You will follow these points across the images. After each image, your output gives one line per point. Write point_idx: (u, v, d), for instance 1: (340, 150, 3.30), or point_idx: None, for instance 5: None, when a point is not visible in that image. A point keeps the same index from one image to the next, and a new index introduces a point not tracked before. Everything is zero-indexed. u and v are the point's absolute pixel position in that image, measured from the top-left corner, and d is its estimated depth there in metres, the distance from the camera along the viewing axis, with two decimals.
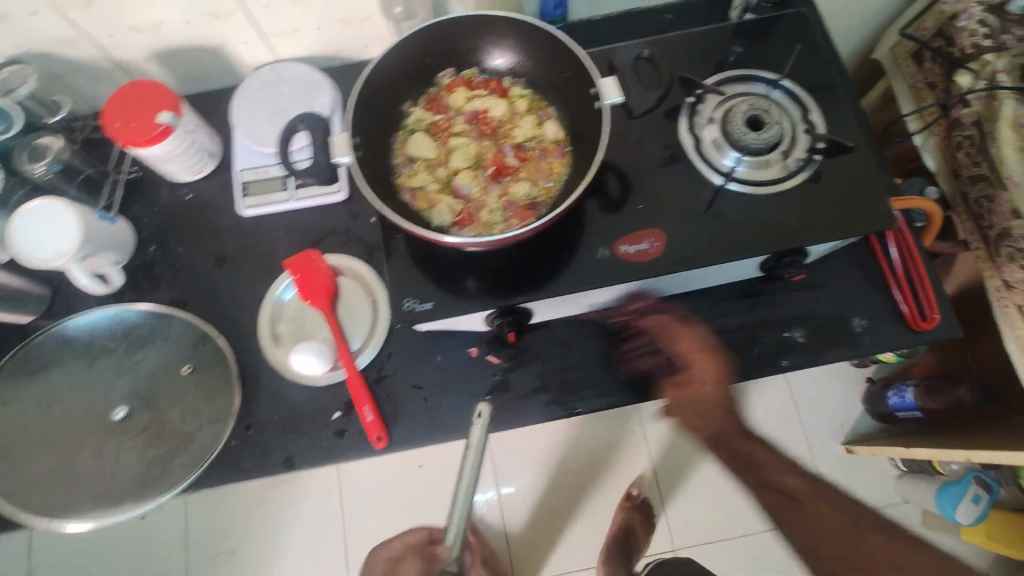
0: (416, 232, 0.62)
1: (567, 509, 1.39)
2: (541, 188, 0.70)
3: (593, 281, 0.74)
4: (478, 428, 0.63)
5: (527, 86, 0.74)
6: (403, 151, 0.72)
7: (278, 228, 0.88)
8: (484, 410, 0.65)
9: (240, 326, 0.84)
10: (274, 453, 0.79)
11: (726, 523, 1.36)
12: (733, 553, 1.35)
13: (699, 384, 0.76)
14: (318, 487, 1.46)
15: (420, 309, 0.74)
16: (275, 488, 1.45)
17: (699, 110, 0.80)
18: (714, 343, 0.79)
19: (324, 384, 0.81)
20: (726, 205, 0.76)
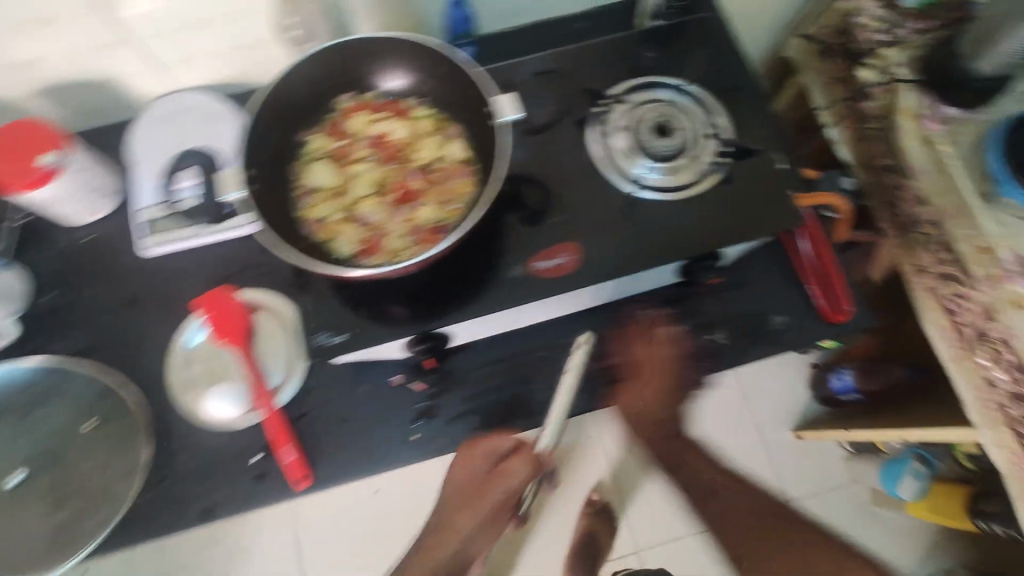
0: (312, 266, 0.59)
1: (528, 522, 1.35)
2: (448, 210, 0.68)
3: (509, 300, 0.72)
4: (580, 351, 0.74)
5: (430, 105, 0.71)
6: (303, 181, 0.69)
7: (184, 266, 0.83)
8: (587, 339, 0.76)
9: (148, 373, 0.79)
10: (190, 506, 0.74)
11: (688, 520, 1.35)
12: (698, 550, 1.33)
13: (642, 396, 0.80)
14: (270, 525, 1.39)
15: (335, 342, 0.71)
16: (224, 530, 1.38)
17: (608, 119, 0.80)
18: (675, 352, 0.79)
19: (242, 427, 0.77)
20: (641, 214, 0.76)
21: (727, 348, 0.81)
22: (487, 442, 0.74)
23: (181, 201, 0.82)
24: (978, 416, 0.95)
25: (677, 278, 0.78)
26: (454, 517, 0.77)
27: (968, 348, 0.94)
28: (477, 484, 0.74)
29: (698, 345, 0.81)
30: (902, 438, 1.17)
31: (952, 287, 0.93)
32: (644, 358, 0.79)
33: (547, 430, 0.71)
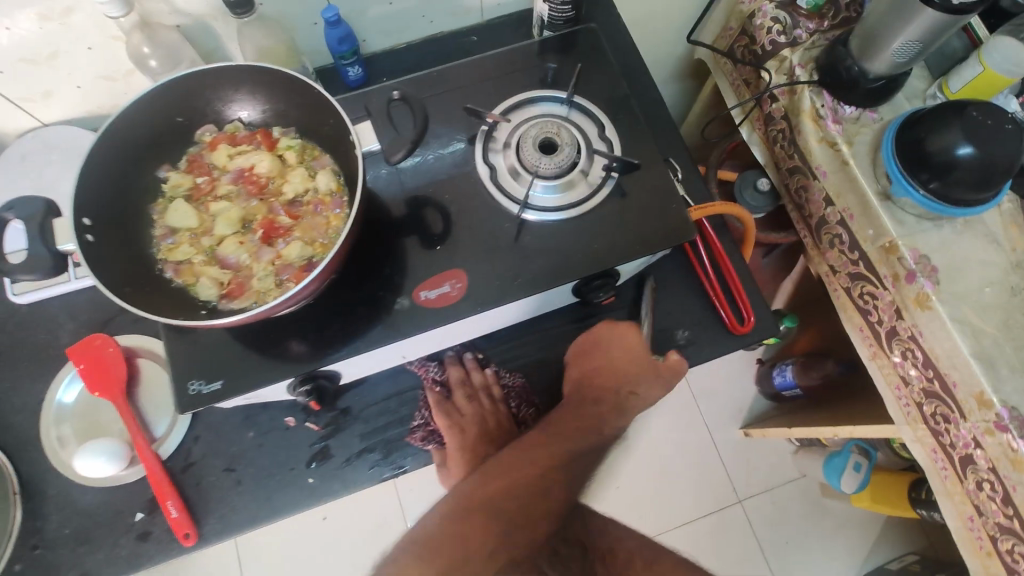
0: (158, 319, 0.55)
1: None
2: (318, 246, 0.65)
3: (391, 334, 0.69)
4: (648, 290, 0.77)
5: (297, 135, 0.68)
6: (162, 222, 0.66)
7: (59, 313, 0.79)
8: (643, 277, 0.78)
9: (19, 432, 0.74)
10: (67, 572, 0.70)
11: None
12: None
13: (483, 419, 0.77)
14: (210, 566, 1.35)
15: (208, 390, 0.67)
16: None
17: (493, 137, 0.76)
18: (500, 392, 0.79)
19: (123, 484, 0.72)
20: (531, 235, 0.73)
21: None
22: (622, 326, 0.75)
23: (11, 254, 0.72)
24: (897, 414, 0.94)
25: (573, 299, 0.77)
26: (631, 378, 0.75)
27: (882, 347, 0.92)
28: (630, 363, 0.74)
29: None
30: (835, 433, 1.17)
31: (864, 287, 0.90)
32: (464, 412, 0.77)
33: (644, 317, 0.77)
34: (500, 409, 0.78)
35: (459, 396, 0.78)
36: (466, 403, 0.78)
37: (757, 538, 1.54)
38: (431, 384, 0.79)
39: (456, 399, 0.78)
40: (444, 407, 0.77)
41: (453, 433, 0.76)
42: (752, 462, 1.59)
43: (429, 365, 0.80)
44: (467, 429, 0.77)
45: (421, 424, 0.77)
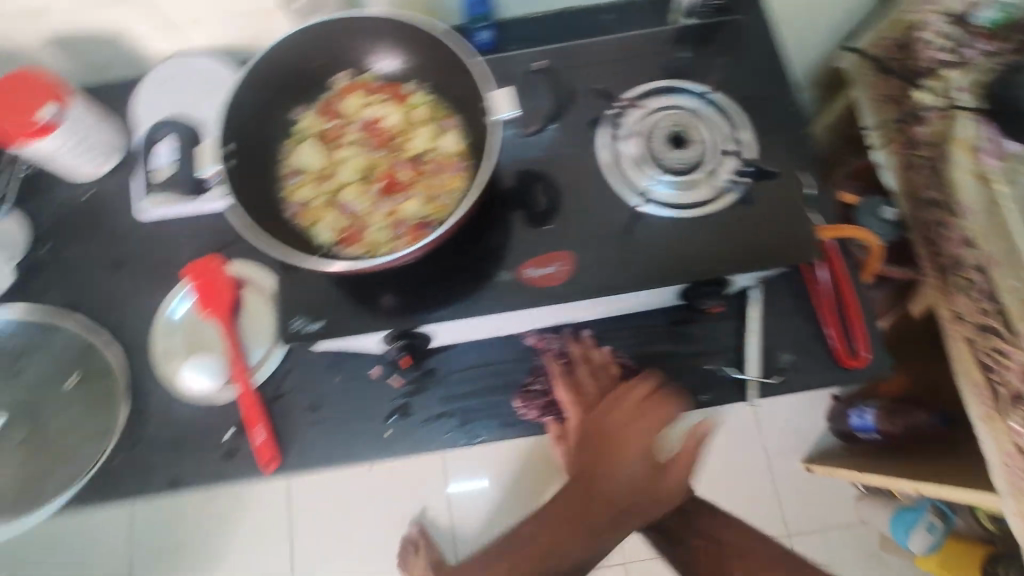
0: (276, 253, 0.57)
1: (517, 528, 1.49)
2: (435, 206, 0.65)
3: (490, 306, 0.69)
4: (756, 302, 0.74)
5: (429, 92, 0.68)
6: (290, 160, 0.67)
7: (180, 232, 0.83)
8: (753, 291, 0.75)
9: (132, 336, 0.79)
10: (159, 473, 0.75)
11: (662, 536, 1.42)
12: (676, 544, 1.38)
13: (597, 395, 0.75)
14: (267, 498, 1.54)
15: (309, 329, 0.70)
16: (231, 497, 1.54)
17: (621, 122, 0.74)
18: (619, 373, 0.76)
19: (217, 402, 0.76)
20: (645, 228, 0.71)
21: (726, 381, 0.75)
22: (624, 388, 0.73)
23: (157, 170, 0.82)
24: (1004, 484, 0.87)
25: (680, 301, 0.73)
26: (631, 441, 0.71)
27: (1000, 410, 0.85)
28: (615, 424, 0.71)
29: (695, 375, 0.75)
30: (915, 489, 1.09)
31: (990, 341, 0.83)
32: (588, 389, 0.75)
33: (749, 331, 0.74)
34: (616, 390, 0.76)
35: (581, 372, 0.76)
36: (589, 380, 0.75)
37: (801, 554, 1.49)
38: (546, 351, 0.78)
39: (579, 376, 0.75)
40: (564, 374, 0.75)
41: (573, 407, 0.74)
42: (810, 498, 1.52)
43: (552, 339, 0.78)
44: (590, 408, 0.74)
45: (537, 388, 0.77)
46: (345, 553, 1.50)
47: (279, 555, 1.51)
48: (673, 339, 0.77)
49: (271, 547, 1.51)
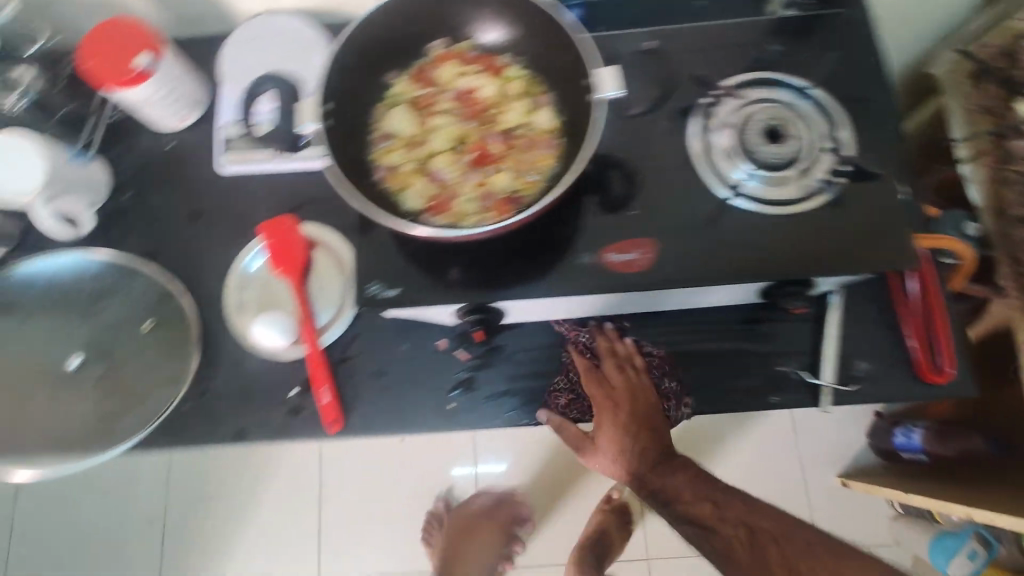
0: (365, 212, 0.56)
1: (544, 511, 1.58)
2: (524, 182, 0.64)
3: (568, 287, 0.68)
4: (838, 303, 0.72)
5: (525, 65, 0.67)
6: (382, 125, 0.66)
7: (258, 190, 0.84)
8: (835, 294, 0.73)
9: (206, 287, 0.81)
10: (227, 423, 0.77)
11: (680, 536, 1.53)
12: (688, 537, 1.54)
13: (616, 378, 0.77)
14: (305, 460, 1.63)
15: (383, 295, 0.69)
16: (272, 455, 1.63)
17: (714, 112, 0.72)
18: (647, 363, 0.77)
19: (285, 358, 0.77)
20: (732, 222, 0.69)
21: (800, 384, 0.73)
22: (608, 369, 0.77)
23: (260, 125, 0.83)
24: None
25: (759, 299, 0.72)
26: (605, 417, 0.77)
27: None
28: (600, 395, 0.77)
29: (765, 376, 0.74)
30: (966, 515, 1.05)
31: None
32: (616, 384, 0.77)
33: (828, 335, 0.72)
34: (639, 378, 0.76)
35: (608, 367, 0.77)
36: (615, 373, 0.76)
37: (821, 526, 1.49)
38: (570, 344, 0.78)
39: (608, 371, 0.77)
40: (588, 371, 0.77)
41: (602, 405, 0.77)
42: (843, 513, 1.51)
43: (582, 330, 0.78)
44: (619, 406, 0.77)
45: (563, 385, 0.77)
46: (376, 518, 1.59)
47: (313, 513, 1.60)
48: (744, 338, 0.75)
49: (306, 504, 1.60)
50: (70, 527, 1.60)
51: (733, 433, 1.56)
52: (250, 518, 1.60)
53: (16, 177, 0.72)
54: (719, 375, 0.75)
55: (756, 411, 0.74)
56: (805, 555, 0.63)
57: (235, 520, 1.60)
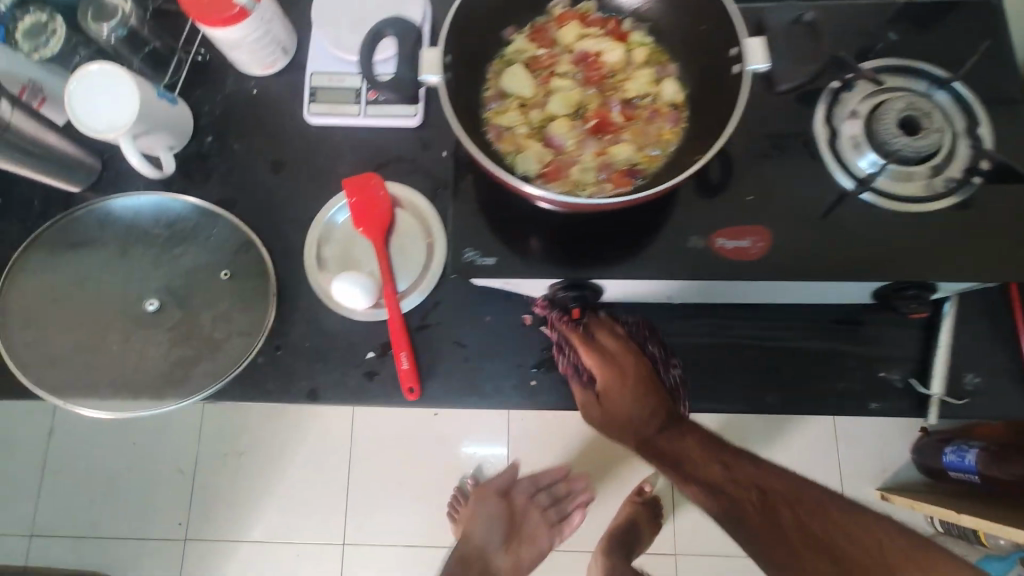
0: (483, 161, 0.53)
1: None
2: (645, 155, 0.60)
3: (675, 271, 0.65)
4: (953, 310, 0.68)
5: (649, 32, 0.63)
6: (496, 83, 0.62)
7: (343, 144, 0.81)
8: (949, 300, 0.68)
9: (285, 241, 0.78)
10: (300, 381, 0.75)
11: (710, 535, 1.51)
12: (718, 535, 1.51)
13: (609, 345, 0.71)
14: (336, 426, 1.62)
15: (481, 263, 0.67)
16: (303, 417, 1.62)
17: (843, 99, 0.67)
18: (635, 336, 0.73)
19: (364, 320, 0.75)
20: (854, 215, 0.65)
21: (900, 391, 0.70)
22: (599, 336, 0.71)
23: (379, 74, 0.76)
24: None
25: (870, 300, 0.69)
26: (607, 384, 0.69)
27: None
28: (603, 362, 0.70)
29: (865, 380, 0.71)
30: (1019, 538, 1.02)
31: None
32: (612, 352, 0.71)
33: (936, 343, 0.69)
34: (630, 347, 0.71)
35: (602, 338, 0.72)
36: (610, 340, 0.71)
37: None
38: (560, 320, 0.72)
39: (601, 340, 0.71)
40: (585, 342, 0.71)
41: (604, 374, 0.69)
42: None
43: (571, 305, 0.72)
44: (621, 371, 0.69)
45: (564, 362, 0.73)
46: (403, 489, 1.58)
47: (340, 478, 1.59)
48: (843, 338, 0.72)
49: (335, 469, 1.59)
50: (101, 472, 1.60)
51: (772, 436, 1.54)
52: (277, 478, 1.59)
53: (107, 109, 0.69)
54: (815, 376, 0.72)
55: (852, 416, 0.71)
56: (821, 517, 0.59)
57: (263, 480, 1.59)
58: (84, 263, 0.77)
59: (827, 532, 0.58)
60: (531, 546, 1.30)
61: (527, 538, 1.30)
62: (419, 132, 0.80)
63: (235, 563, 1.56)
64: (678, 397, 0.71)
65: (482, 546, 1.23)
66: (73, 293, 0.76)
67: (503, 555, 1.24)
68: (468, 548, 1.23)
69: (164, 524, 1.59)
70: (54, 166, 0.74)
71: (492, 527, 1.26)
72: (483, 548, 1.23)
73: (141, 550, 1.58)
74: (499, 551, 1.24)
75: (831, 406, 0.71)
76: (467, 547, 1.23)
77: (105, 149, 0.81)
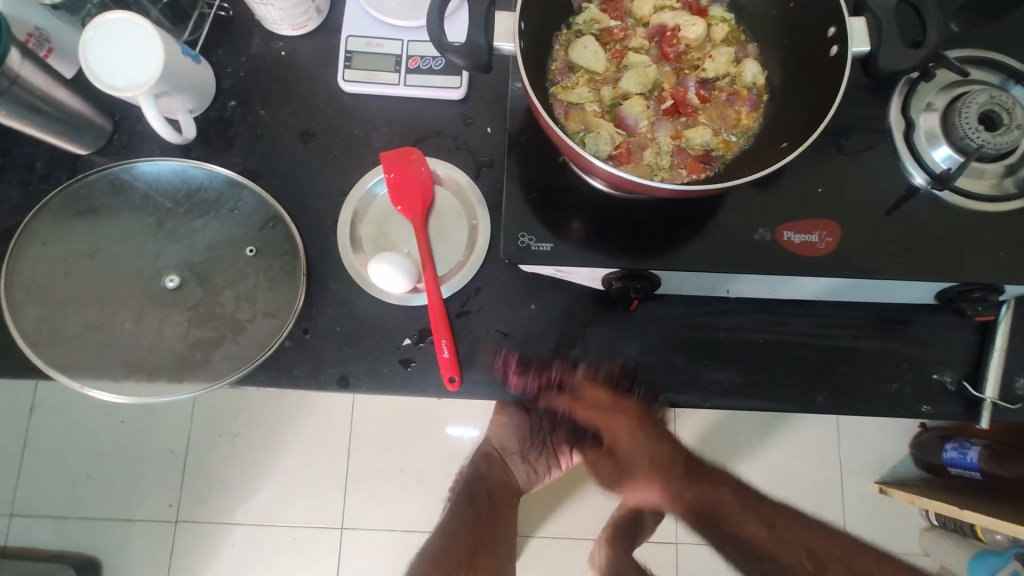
0: (564, 143, 0.49)
1: (571, 487, 1.50)
2: (722, 140, 0.57)
3: (741, 264, 0.62)
4: (1012, 310, 0.66)
5: (729, 9, 0.60)
6: (564, 55, 0.58)
7: (379, 114, 0.75)
8: (1008, 300, 0.66)
9: (315, 216, 0.73)
10: (329, 367, 0.70)
11: None
12: None
13: (596, 395, 0.71)
14: (333, 408, 1.57)
15: (535, 249, 0.64)
16: (299, 398, 1.56)
17: (919, 90, 0.64)
18: (614, 377, 0.70)
19: (400, 304, 0.70)
20: (924, 212, 0.62)
21: (952, 394, 0.69)
22: (585, 383, 0.70)
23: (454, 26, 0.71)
24: None
25: (933, 300, 0.67)
26: (614, 426, 0.76)
27: None
28: (597, 407, 0.73)
29: (917, 381, 0.69)
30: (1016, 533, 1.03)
31: None
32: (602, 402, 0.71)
33: (992, 345, 0.67)
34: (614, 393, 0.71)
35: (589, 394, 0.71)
36: (597, 393, 0.71)
37: (845, 521, 1.50)
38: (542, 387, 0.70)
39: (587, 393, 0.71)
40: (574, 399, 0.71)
41: (607, 421, 0.76)
42: (877, 519, 1.51)
43: (549, 367, 0.70)
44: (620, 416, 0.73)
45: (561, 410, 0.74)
46: (401, 473, 1.54)
47: (337, 462, 1.54)
48: (897, 339, 0.70)
49: (333, 451, 1.55)
50: (86, 451, 1.53)
51: (776, 429, 1.53)
52: (272, 460, 1.54)
53: (123, 63, 0.63)
54: (868, 376, 0.70)
55: (902, 418, 0.70)
56: (832, 558, 0.73)
57: (257, 462, 1.54)
58: (95, 234, 0.71)
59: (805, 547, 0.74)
60: (553, 458, 1.06)
61: (552, 455, 1.05)
62: (462, 105, 0.75)
63: (230, 546, 1.52)
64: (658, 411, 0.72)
65: (502, 448, 1.03)
66: (84, 267, 0.70)
67: (523, 461, 1.04)
68: (490, 444, 1.05)
69: (154, 505, 1.53)
70: (64, 126, 0.68)
71: (514, 438, 1.01)
72: (503, 448, 1.03)
73: (128, 531, 1.52)
74: (518, 456, 1.04)
75: (883, 411, 0.69)
76: (485, 444, 1.06)
77: (117, 109, 0.74)
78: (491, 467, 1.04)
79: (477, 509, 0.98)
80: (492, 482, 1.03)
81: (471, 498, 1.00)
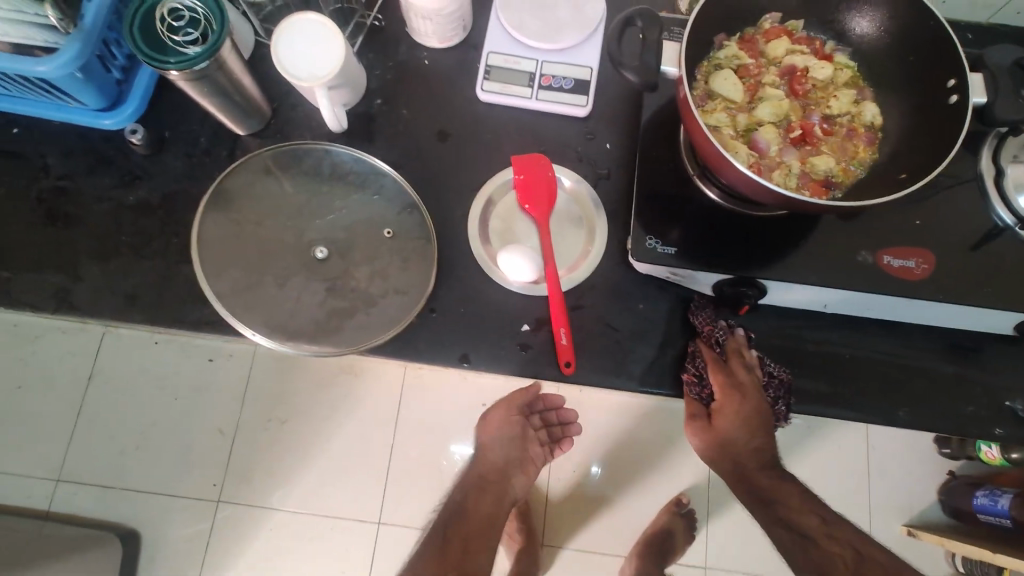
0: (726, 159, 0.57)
1: (606, 503, 1.50)
2: (841, 169, 0.65)
3: (845, 280, 0.69)
4: None
5: (851, 57, 0.69)
6: (705, 84, 0.66)
7: (509, 122, 0.84)
8: None
9: (446, 208, 0.81)
10: (452, 346, 0.76)
11: (745, 557, 1.49)
12: (747, 548, 1.49)
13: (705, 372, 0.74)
14: (378, 404, 1.61)
15: (661, 252, 0.71)
16: (346, 387, 1.61)
17: (1006, 143, 0.71)
18: (711, 366, 0.74)
19: (522, 293, 0.77)
20: (1010, 250, 0.70)
21: (1022, 421, 0.74)
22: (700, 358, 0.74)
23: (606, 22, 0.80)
24: None
25: (1010, 330, 0.74)
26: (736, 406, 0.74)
27: None
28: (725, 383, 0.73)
29: (991, 405, 0.75)
30: None
31: None
32: (744, 385, 0.74)
33: None
34: (712, 374, 0.73)
35: (719, 375, 0.73)
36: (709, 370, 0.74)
37: None
38: (701, 338, 0.75)
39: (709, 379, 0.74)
40: (721, 382, 0.73)
41: (724, 399, 0.74)
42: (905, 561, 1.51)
43: (716, 325, 0.75)
44: (742, 399, 0.74)
45: (689, 373, 0.75)
46: (438, 471, 1.58)
47: (378, 455, 1.58)
48: (972, 366, 0.76)
49: (376, 445, 1.59)
50: (140, 422, 1.58)
51: (825, 457, 1.50)
52: (316, 447, 1.59)
53: (313, 58, 0.71)
54: (946, 397, 0.75)
55: (975, 439, 0.75)
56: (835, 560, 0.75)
57: (302, 448, 1.59)
58: (252, 206, 0.78)
59: (848, 547, 0.76)
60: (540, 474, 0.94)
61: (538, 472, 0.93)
62: (585, 121, 0.83)
63: (267, 531, 1.55)
64: (778, 403, 0.75)
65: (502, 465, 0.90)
66: (242, 233, 0.77)
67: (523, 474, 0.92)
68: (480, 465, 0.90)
69: (197, 484, 1.57)
70: (240, 110, 0.77)
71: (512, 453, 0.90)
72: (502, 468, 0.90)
73: (171, 505, 1.55)
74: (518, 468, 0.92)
75: (962, 431, 0.75)
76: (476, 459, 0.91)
77: (277, 96, 0.83)
78: (480, 495, 0.89)
79: (448, 550, 0.83)
80: (473, 515, 0.87)
81: (442, 535, 0.85)
